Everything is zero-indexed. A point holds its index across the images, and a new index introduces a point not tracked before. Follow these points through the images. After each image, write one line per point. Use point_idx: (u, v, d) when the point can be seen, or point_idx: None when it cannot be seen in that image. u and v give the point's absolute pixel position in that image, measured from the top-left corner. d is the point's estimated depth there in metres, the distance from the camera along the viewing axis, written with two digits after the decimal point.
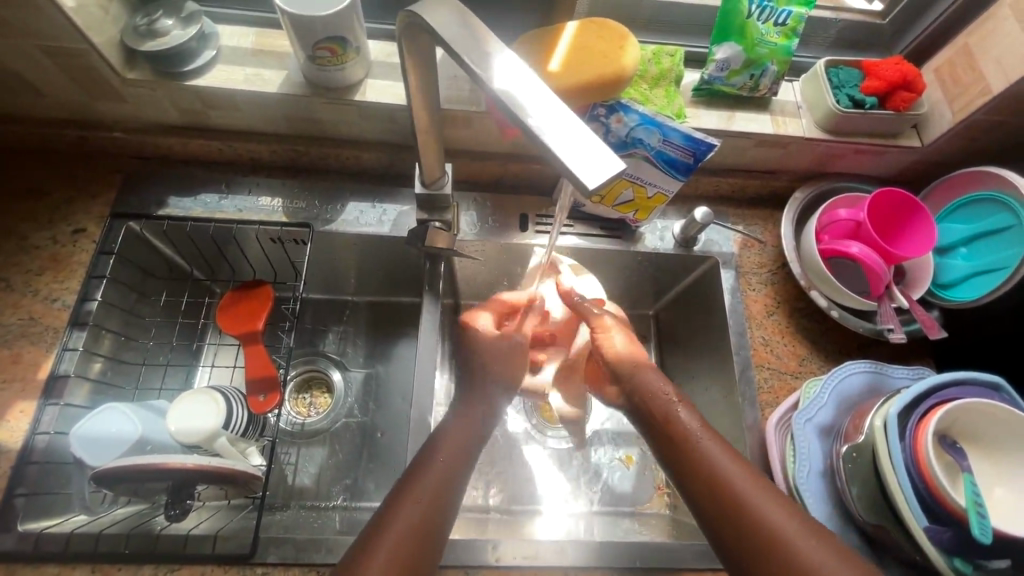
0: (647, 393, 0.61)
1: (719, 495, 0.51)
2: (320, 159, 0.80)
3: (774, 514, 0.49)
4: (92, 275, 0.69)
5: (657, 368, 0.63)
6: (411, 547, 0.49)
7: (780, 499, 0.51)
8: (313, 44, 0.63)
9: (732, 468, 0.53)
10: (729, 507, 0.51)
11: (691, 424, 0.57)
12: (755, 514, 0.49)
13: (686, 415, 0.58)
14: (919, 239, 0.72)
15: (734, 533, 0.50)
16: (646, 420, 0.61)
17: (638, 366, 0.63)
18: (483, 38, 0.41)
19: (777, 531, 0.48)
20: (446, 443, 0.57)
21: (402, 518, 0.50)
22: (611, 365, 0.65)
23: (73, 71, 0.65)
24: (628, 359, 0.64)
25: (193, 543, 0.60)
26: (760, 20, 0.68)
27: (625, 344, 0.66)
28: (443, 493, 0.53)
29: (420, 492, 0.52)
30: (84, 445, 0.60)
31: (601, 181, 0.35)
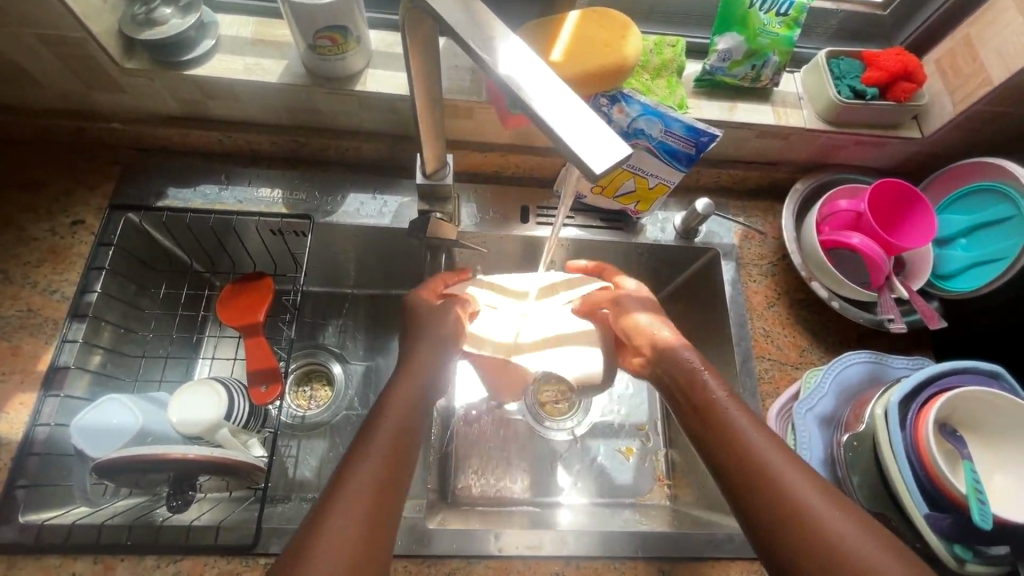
0: (675, 364, 0.61)
1: (739, 461, 0.52)
2: (320, 150, 0.80)
3: (797, 483, 0.50)
4: (91, 266, 0.68)
5: (691, 346, 0.62)
6: (367, 513, 0.48)
7: (806, 473, 0.51)
8: (313, 33, 0.62)
9: (756, 437, 0.53)
10: (747, 471, 0.51)
11: (717, 393, 0.57)
12: (778, 484, 0.50)
13: (713, 383, 0.58)
14: (920, 229, 0.72)
15: (751, 496, 0.50)
16: (669, 389, 0.61)
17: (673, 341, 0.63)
18: (488, 23, 0.40)
19: (795, 496, 0.49)
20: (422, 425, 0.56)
21: (363, 475, 0.50)
22: (643, 347, 0.65)
23: (70, 60, 0.65)
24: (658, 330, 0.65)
25: (195, 534, 0.61)
26: (762, 11, 0.69)
27: (651, 321, 0.66)
28: (399, 453, 0.52)
29: (377, 467, 0.51)
30: (84, 437, 0.59)
31: (607, 166, 0.35)
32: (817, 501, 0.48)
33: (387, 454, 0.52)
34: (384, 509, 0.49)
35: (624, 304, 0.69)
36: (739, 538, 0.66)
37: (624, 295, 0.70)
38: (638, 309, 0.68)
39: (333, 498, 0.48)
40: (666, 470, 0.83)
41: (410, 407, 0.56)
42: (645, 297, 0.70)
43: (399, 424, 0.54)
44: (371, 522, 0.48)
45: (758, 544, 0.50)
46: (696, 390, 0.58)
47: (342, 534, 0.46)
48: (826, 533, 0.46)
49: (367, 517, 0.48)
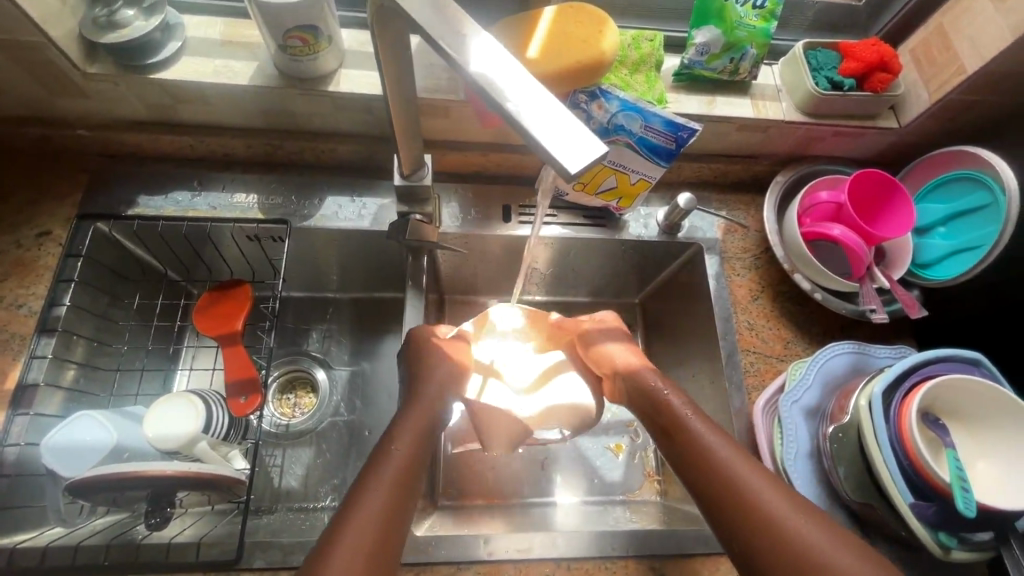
0: (640, 386, 0.65)
1: (711, 476, 0.53)
2: (295, 153, 0.78)
3: (773, 498, 0.50)
4: (59, 279, 0.66)
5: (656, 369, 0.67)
6: (374, 533, 0.47)
7: (777, 486, 0.51)
8: (283, 32, 0.60)
9: (725, 453, 0.54)
10: (720, 484, 0.52)
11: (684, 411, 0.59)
12: (749, 498, 0.50)
13: (677, 402, 0.61)
14: (899, 220, 0.72)
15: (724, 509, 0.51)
16: (644, 410, 0.64)
17: (639, 361, 0.70)
18: (460, 21, 0.40)
19: (760, 506, 0.49)
20: (414, 441, 0.56)
21: (382, 482, 0.51)
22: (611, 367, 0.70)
23: (30, 66, 0.62)
24: (622, 354, 0.71)
25: (177, 551, 0.59)
26: (739, 4, 0.68)
27: (627, 352, 0.71)
28: (414, 468, 0.54)
29: (395, 475, 0.52)
30: (56, 456, 0.57)
31: (583, 165, 0.34)
32: (787, 512, 0.49)
33: (402, 466, 0.53)
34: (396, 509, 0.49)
35: (595, 339, 0.73)
36: None
37: (596, 332, 0.74)
38: (610, 345, 0.72)
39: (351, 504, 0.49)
40: (655, 466, 0.83)
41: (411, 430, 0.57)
42: (616, 333, 0.74)
43: (413, 445, 0.55)
44: (382, 531, 0.47)
45: (738, 556, 0.49)
46: (662, 409, 0.61)
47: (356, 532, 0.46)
48: (799, 544, 0.46)
49: (383, 524, 0.48)
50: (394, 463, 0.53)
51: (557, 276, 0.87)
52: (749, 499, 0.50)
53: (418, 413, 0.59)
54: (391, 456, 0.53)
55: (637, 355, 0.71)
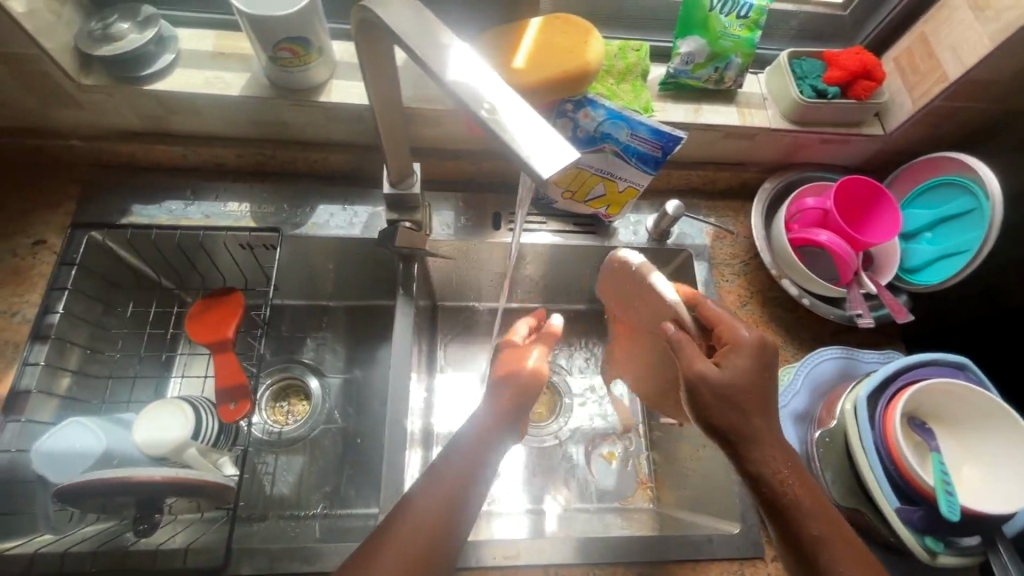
0: (700, 405, 0.54)
1: (771, 484, 0.52)
2: (288, 162, 0.79)
3: (814, 514, 0.51)
4: (53, 287, 0.67)
5: (737, 386, 0.54)
6: (419, 548, 0.48)
7: (812, 494, 0.52)
8: (273, 44, 0.62)
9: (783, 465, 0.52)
10: (773, 493, 0.52)
11: (737, 421, 0.53)
12: (797, 512, 0.51)
13: (734, 420, 0.53)
14: (885, 225, 0.73)
15: (772, 512, 0.52)
16: (711, 423, 0.54)
17: (751, 422, 0.53)
18: (438, 32, 0.41)
19: (806, 517, 0.51)
20: (474, 469, 0.53)
21: (433, 497, 0.51)
22: (719, 426, 0.53)
23: (26, 78, 0.64)
24: (735, 416, 0.53)
25: (164, 556, 0.58)
26: (722, 14, 0.69)
27: (721, 373, 0.54)
28: (457, 493, 0.51)
29: (451, 486, 0.52)
30: (48, 462, 0.58)
31: (556, 170, 0.35)
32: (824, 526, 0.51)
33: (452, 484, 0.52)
34: (452, 513, 0.50)
35: (700, 399, 0.54)
36: (719, 539, 0.66)
37: (710, 390, 0.53)
38: (717, 406, 0.53)
39: (400, 514, 0.50)
40: (648, 473, 0.83)
41: (466, 460, 0.54)
42: (738, 379, 0.54)
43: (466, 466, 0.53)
44: (420, 551, 0.48)
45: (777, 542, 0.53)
46: (718, 423, 0.53)
47: (415, 533, 0.48)
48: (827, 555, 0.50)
49: (428, 539, 0.48)
50: (452, 467, 0.53)
51: (548, 283, 0.88)
52: (793, 507, 0.51)
53: (478, 438, 0.56)
54: (449, 473, 0.53)
55: (757, 412, 0.53)
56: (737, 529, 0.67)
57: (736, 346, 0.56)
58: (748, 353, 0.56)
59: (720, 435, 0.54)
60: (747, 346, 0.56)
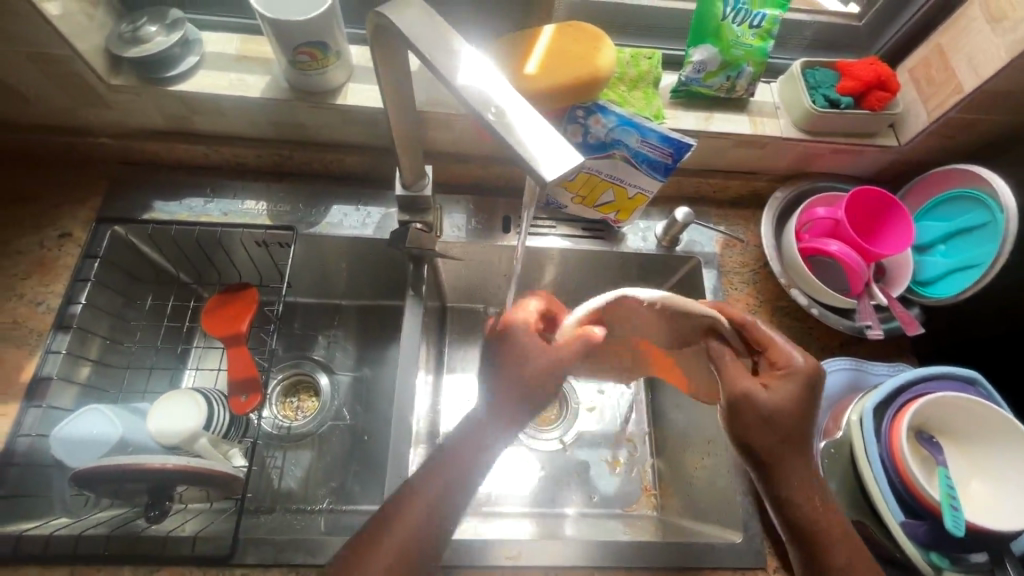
0: (740, 426, 0.52)
1: (802, 514, 0.50)
2: (305, 163, 0.81)
3: (840, 548, 0.49)
4: (77, 278, 0.70)
5: (785, 415, 0.51)
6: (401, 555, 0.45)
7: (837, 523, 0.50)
8: (293, 48, 0.64)
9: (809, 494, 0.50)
10: (801, 524, 0.50)
11: (773, 446, 0.51)
12: (825, 545, 0.49)
13: (771, 448, 0.51)
14: (897, 237, 0.72)
15: (795, 539, 0.51)
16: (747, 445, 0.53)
17: (793, 450, 0.51)
18: (451, 38, 0.42)
19: (827, 551, 0.49)
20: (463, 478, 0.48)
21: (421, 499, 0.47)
22: (754, 447, 0.52)
23: (58, 77, 0.66)
24: (773, 441, 0.51)
25: (173, 543, 0.60)
26: (735, 23, 0.69)
27: (768, 397, 0.52)
28: (450, 496, 0.48)
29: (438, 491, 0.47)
30: (67, 447, 0.60)
31: (561, 173, 0.36)
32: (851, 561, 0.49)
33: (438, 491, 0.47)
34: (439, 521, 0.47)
35: (742, 419, 0.52)
36: (722, 548, 0.65)
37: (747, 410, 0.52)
38: (758, 429, 0.51)
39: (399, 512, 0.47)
40: (653, 480, 0.82)
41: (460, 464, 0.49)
42: (785, 404, 0.51)
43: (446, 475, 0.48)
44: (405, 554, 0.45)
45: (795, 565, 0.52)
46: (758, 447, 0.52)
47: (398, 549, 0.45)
48: None
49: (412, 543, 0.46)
50: (441, 473, 0.48)
51: (557, 288, 0.89)
52: (819, 539, 0.49)
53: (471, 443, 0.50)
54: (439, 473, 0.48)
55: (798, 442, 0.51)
56: (740, 539, 0.67)
57: (787, 373, 0.53)
58: (799, 382, 0.53)
59: (753, 455, 0.52)
60: (798, 373, 0.53)
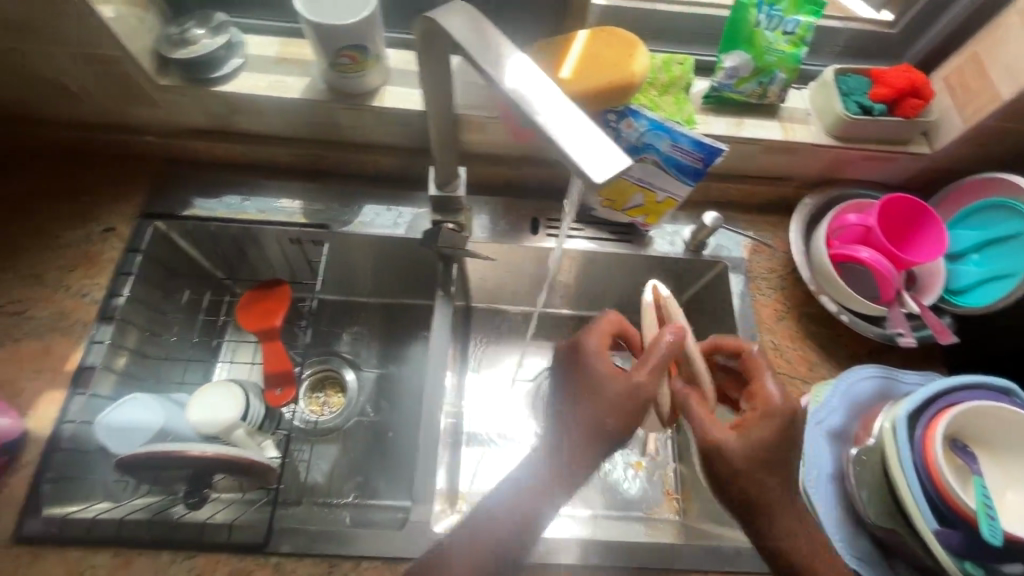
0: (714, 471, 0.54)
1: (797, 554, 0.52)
2: (339, 163, 0.83)
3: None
4: (120, 271, 0.73)
5: (758, 460, 0.53)
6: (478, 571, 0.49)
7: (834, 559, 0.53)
8: (334, 51, 0.65)
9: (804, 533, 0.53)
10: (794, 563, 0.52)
11: (760, 492, 0.53)
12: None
13: (754, 494, 0.53)
14: (930, 245, 0.72)
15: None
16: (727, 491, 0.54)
17: (782, 493, 0.53)
18: (498, 42, 0.43)
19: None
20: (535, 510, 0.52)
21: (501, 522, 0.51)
22: (739, 495, 0.53)
23: (109, 77, 0.69)
24: (756, 487, 0.52)
25: (210, 530, 0.62)
26: (768, 29, 0.69)
27: (738, 440, 0.54)
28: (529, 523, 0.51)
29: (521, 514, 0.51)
30: (110, 433, 0.62)
31: (608, 176, 0.37)
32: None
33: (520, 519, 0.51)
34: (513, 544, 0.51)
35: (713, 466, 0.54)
36: (747, 552, 0.65)
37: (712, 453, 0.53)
38: (730, 473, 0.53)
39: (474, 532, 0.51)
40: (675, 484, 0.83)
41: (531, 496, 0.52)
42: (756, 447, 0.53)
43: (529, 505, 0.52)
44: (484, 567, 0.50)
45: None
46: (740, 493, 0.53)
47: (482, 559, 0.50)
48: None
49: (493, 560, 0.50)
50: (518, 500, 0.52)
51: (583, 290, 0.89)
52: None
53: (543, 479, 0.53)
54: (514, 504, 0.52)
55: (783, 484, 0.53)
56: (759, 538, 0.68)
57: (763, 413, 0.54)
58: (775, 422, 0.54)
59: (742, 503, 0.53)
60: (774, 414, 0.54)
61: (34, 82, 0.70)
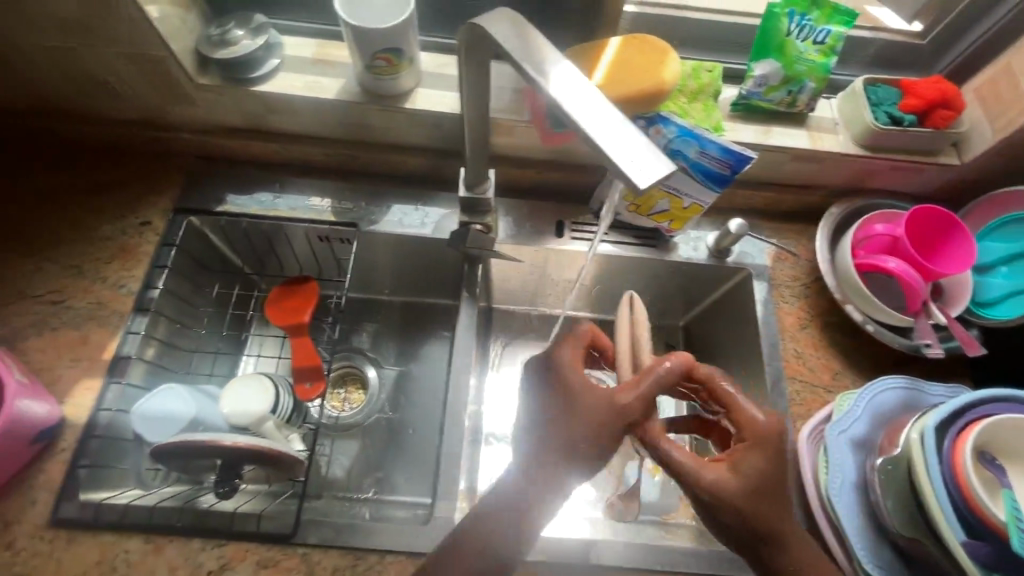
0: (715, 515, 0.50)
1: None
2: (369, 163, 0.84)
3: None
4: (155, 264, 0.75)
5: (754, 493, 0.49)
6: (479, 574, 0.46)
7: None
8: (371, 54, 0.67)
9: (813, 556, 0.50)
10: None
11: (765, 520, 0.49)
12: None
13: (757, 529, 0.49)
14: (958, 257, 0.72)
15: None
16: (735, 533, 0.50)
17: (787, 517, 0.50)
18: (542, 49, 0.44)
19: None
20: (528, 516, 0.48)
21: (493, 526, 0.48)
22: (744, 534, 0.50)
23: (151, 75, 0.71)
24: (761, 521, 0.49)
25: (240, 519, 0.63)
26: (799, 39, 0.70)
27: (734, 479, 0.50)
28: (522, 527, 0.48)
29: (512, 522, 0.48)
30: (145, 422, 0.64)
31: (651, 181, 0.37)
32: None
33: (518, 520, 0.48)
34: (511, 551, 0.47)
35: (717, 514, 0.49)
36: None
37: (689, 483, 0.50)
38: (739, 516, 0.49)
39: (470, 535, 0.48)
40: None
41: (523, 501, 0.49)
42: (755, 481, 0.50)
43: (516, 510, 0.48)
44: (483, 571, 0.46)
45: None
46: (750, 533, 0.49)
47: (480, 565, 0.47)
48: None
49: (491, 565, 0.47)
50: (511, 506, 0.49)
51: (604, 293, 0.90)
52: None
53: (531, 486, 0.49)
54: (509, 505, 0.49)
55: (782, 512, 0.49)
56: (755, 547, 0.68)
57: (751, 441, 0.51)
58: (765, 449, 0.51)
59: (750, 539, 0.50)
60: (763, 443, 0.51)
61: (79, 79, 0.72)
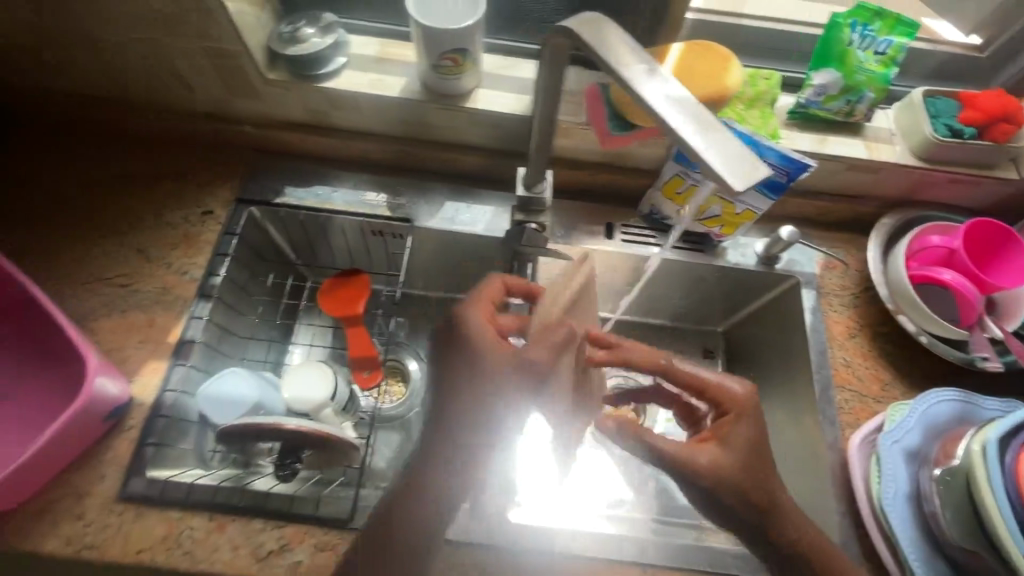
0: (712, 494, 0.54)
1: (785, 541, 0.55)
2: (422, 160, 0.86)
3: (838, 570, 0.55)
4: (219, 253, 0.77)
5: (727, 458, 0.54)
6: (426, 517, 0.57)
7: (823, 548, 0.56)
8: (439, 54, 0.69)
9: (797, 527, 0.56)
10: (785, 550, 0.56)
11: (757, 494, 0.54)
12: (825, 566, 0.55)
13: (754, 500, 0.53)
14: (1015, 271, 0.72)
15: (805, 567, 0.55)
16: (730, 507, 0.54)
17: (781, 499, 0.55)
18: (633, 53, 0.45)
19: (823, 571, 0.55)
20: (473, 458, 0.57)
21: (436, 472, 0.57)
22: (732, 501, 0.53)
23: (224, 70, 0.73)
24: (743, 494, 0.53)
25: (298, 502, 0.65)
26: (861, 49, 0.71)
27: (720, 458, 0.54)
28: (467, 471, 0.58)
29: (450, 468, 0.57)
30: (209, 404, 0.66)
31: (749, 183, 0.39)
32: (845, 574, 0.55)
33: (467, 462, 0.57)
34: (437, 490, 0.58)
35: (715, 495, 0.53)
36: None
37: (686, 469, 0.53)
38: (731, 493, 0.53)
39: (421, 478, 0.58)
40: None
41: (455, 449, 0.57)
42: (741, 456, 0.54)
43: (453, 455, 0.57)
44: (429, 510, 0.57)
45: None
46: (745, 504, 0.53)
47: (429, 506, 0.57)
48: None
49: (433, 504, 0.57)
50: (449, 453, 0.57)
51: (647, 296, 0.90)
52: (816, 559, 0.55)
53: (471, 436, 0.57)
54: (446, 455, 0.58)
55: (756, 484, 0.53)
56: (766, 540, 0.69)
57: (734, 414, 0.55)
58: (744, 423, 0.55)
59: (746, 507, 0.54)
60: (747, 413, 0.55)
61: (153, 71, 0.75)
